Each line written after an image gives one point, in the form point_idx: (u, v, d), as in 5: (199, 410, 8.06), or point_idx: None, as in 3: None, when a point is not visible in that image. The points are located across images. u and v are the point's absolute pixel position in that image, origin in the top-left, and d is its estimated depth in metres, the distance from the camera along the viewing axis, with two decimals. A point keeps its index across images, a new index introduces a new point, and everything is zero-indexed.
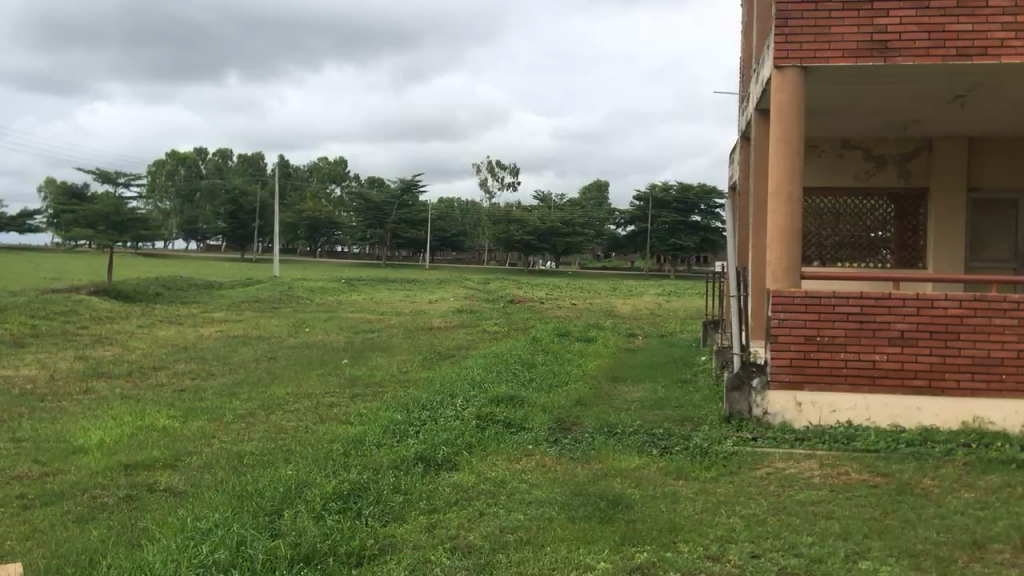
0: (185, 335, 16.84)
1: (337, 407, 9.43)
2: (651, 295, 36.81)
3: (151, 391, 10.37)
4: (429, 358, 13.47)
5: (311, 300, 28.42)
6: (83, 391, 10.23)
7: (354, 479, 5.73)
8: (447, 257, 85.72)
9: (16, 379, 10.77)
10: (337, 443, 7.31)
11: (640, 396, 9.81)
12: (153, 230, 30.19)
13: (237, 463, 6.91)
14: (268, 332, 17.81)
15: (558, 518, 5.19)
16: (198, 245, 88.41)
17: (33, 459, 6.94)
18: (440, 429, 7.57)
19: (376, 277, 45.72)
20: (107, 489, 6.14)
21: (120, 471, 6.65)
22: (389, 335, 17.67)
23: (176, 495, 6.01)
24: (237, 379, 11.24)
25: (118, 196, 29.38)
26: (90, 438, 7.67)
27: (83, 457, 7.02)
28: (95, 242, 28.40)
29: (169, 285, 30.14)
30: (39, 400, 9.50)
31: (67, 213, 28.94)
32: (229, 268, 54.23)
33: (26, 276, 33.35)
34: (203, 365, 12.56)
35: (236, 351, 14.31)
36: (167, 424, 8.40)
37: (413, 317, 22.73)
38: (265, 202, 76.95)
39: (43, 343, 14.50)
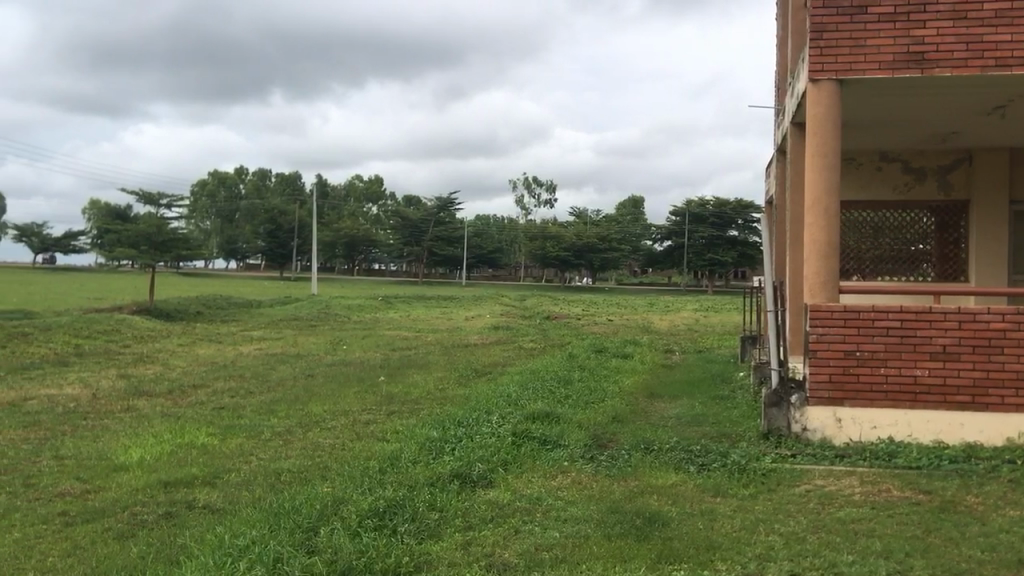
0: (224, 353, 17.11)
1: (374, 424, 9.50)
2: (689, 311, 36.36)
3: (192, 409, 10.51)
4: (466, 376, 13.51)
5: (350, 317, 28.68)
6: (125, 409, 10.38)
7: (389, 496, 5.75)
8: (484, 275, 85.75)
9: (59, 397, 11.00)
10: (374, 460, 7.34)
11: (676, 413, 9.73)
12: (195, 249, 30.60)
13: (275, 480, 6.97)
14: (305, 350, 17.95)
15: (594, 535, 5.16)
16: (238, 264, 89.57)
17: (76, 476, 7.07)
18: (477, 445, 7.60)
19: (411, 294, 46.03)
20: (147, 506, 6.22)
21: (160, 487, 6.75)
22: (426, 353, 17.71)
23: (215, 512, 6.08)
24: (276, 397, 11.36)
25: (161, 217, 29.80)
26: (132, 455, 7.79)
27: (125, 474, 7.12)
28: (138, 262, 28.89)
29: (211, 305, 30.52)
30: (83, 418, 9.68)
31: (111, 234, 29.45)
32: (269, 287, 54.52)
33: (72, 296, 33.99)
34: (241, 383, 12.70)
35: (275, 369, 14.43)
36: (206, 441, 8.50)
37: (449, 334, 22.73)
38: (304, 222, 77.75)
39: (86, 361, 14.80)
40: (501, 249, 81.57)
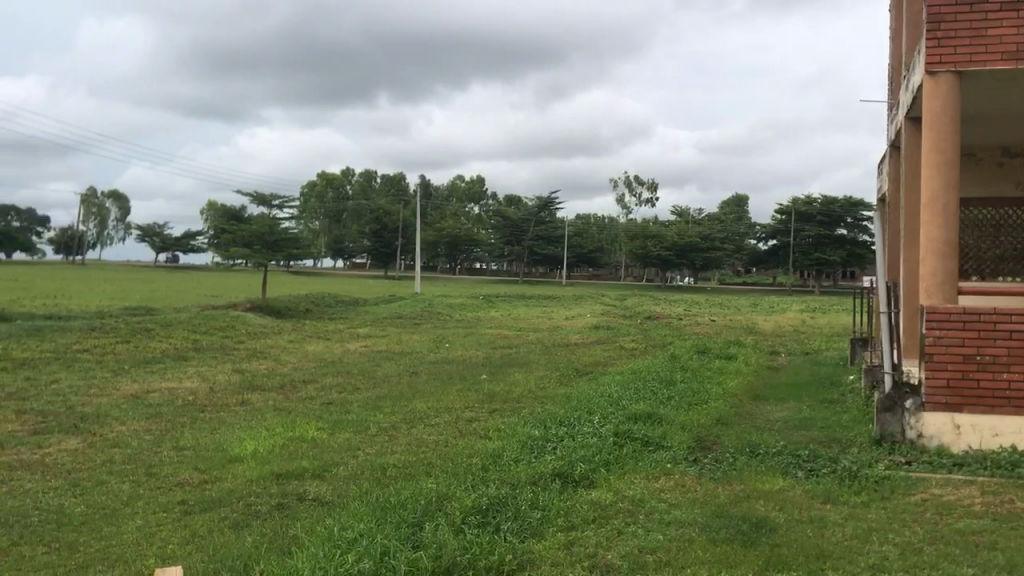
0: (332, 350, 17.57)
1: (477, 421, 9.58)
2: (796, 311, 35.43)
3: (302, 403, 10.82)
4: (568, 375, 13.48)
5: (452, 316, 29.01)
6: (240, 403, 10.76)
7: (492, 493, 5.80)
8: (585, 274, 85.53)
9: (178, 390, 11.47)
10: (477, 458, 7.41)
11: (783, 416, 9.50)
12: (304, 249, 31.49)
13: (381, 475, 7.11)
14: (409, 348, 18.23)
15: (699, 539, 5.08)
16: (345, 263, 91.81)
17: (195, 467, 7.37)
18: (579, 445, 7.58)
19: (512, 293, 46.31)
20: (261, 497, 6.43)
21: (272, 479, 6.97)
22: (527, 351, 17.75)
23: (324, 505, 6.25)
24: (381, 393, 11.58)
25: (273, 217, 30.77)
26: (246, 447, 8.07)
27: (240, 466, 7.39)
28: (251, 261, 29.92)
29: (319, 303, 31.37)
30: (200, 411, 10.08)
31: (226, 234, 30.59)
32: (375, 285, 55.67)
33: (190, 294, 35.46)
34: (348, 379, 13.00)
35: (381, 366, 14.71)
36: (316, 435, 8.74)
37: (550, 334, 22.77)
38: (408, 222, 79.09)
39: (203, 356, 15.39)
40: (602, 249, 81.23)
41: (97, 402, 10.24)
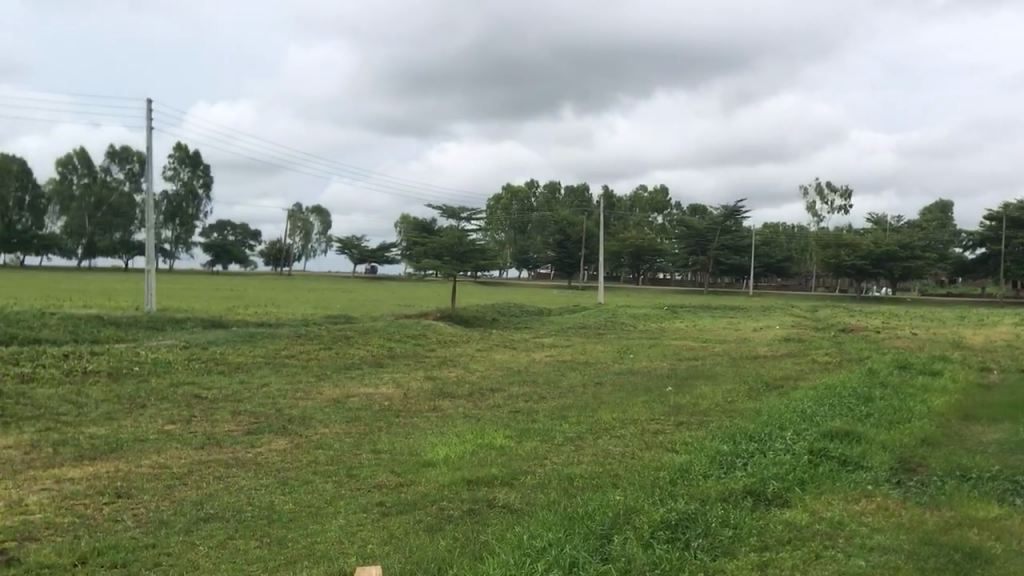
0: (518, 359, 17.83)
1: (663, 434, 9.44)
2: (1009, 325, 32.72)
3: (490, 411, 11.04)
4: (759, 389, 13.03)
5: (637, 326, 28.75)
6: (431, 409, 11.11)
7: (682, 508, 5.68)
8: (773, 285, 82.70)
9: (375, 396, 11.97)
10: (664, 471, 7.30)
11: (998, 438, 8.78)
12: (491, 260, 32.18)
13: (568, 485, 7.13)
14: (595, 358, 18.20)
15: (905, 567, 4.76)
16: (529, 274, 93.21)
17: (391, 470, 7.67)
18: (771, 462, 7.31)
19: (697, 304, 45.41)
20: (453, 502, 6.61)
21: (464, 485, 7.14)
22: (715, 364, 17.32)
23: (514, 512, 6.33)
24: (568, 403, 11.63)
25: (461, 230, 31.65)
26: (438, 452, 8.32)
27: (433, 470, 7.62)
28: (441, 272, 30.90)
29: (505, 312, 31.95)
30: (395, 416, 10.49)
31: (418, 246, 31.75)
32: (559, 295, 56.12)
33: (384, 303, 37.07)
34: (535, 388, 13.13)
35: (566, 376, 14.79)
36: (504, 443, 8.89)
37: (738, 345, 22.14)
38: (591, 233, 79.31)
39: (398, 363, 16.01)
40: (791, 258, 78.26)
41: (302, 405, 10.86)
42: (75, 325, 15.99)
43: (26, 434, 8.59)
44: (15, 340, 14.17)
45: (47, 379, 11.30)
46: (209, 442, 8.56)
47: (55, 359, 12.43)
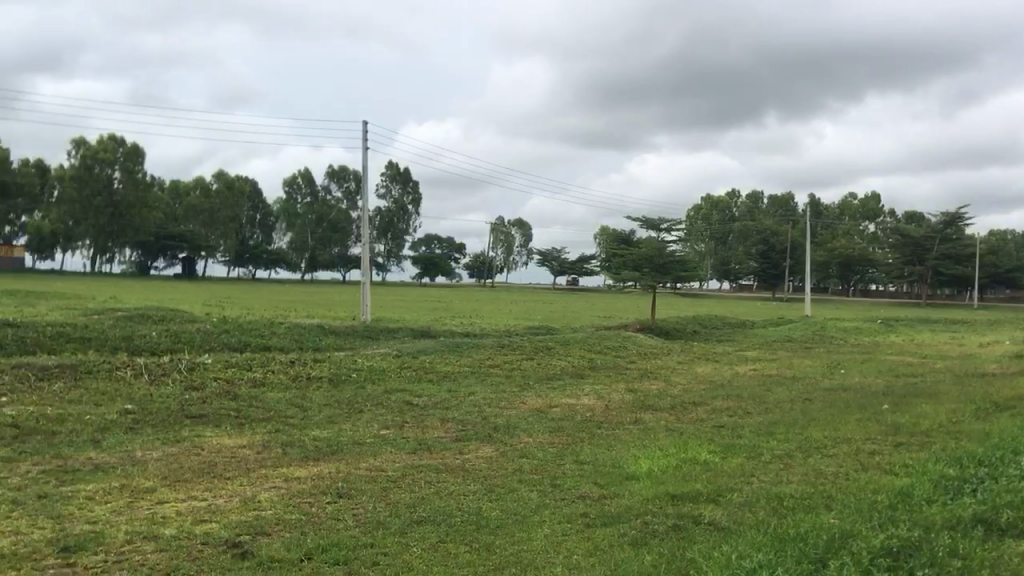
0: (721, 372, 17.40)
1: (879, 455, 8.91)
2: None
3: (693, 425, 10.84)
4: (988, 409, 12.03)
5: (848, 340, 27.31)
6: (633, 421, 11.06)
7: (903, 535, 5.34)
8: (1002, 296, 76.28)
9: (577, 406, 12.05)
10: (883, 494, 6.89)
11: None
12: (692, 271, 31.63)
13: (777, 504, 6.88)
14: (803, 373, 17.46)
15: None
16: (731, 285, 90.91)
17: (594, 481, 7.69)
18: (1005, 489, 6.73)
19: (916, 316, 42.57)
20: (658, 517, 6.53)
21: (667, 499, 7.06)
22: (936, 381, 16.15)
23: (720, 530, 6.18)
24: (774, 419, 11.21)
25: (661, 241, 31.33)
26: (641, 465, 8.25)
27: (636, 484, 7.58)
28: (641, 284, 30.72)
29: (706, 324, 31.30)
30: (597, 427, 10.51)
31: (617, 258, 31.73)
32: (763, 307, 54.30)
33: (584, 314, 37.27)
34: (739, 403, 12.76)
35: (772, 390, 14.28)
36: (708, 458, 8.70)
37: (964, 362, 20.55)
38: (797, 243, 76.32)
39: (599, 374, 16.03)
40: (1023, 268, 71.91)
41: (507, 414, 11.10)
42: (299, 334, 17.15)
43: (259, 435, 9.30)
44: (248, 347, 15.38)
45: (275, 384, 12.17)
46: (420, 448, 8.92)
47: (282, 365, 13.37)
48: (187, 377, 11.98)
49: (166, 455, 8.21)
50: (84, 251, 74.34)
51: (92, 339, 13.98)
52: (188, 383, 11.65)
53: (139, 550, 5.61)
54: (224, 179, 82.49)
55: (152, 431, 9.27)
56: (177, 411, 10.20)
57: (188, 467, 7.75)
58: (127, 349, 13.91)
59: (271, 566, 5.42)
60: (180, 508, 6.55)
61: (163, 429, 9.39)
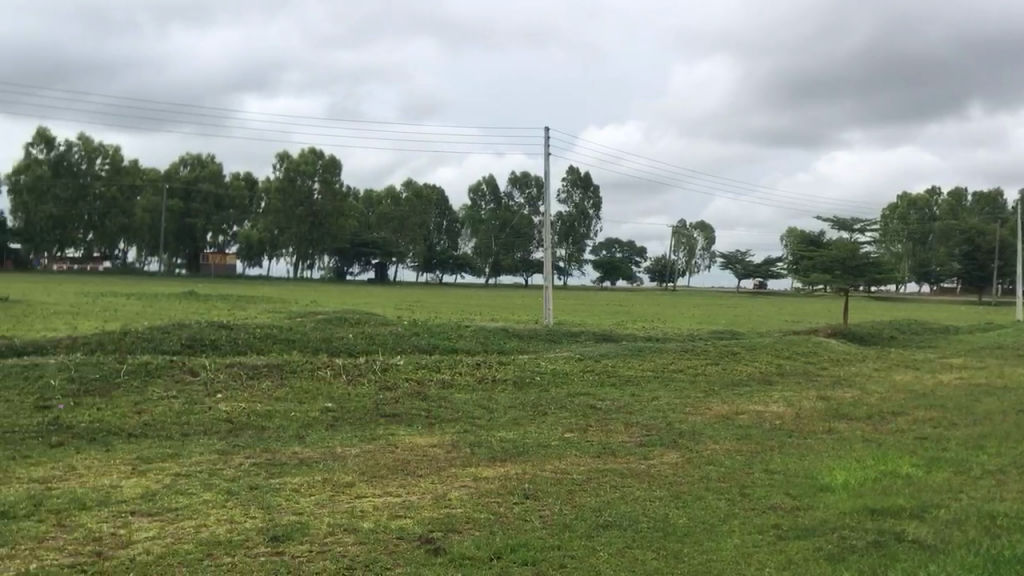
0: (924, 380, 16.34)
1: None
2: None
3: (893, 436, 10.23)
4: None
5: None
6: (826, 430, 10.57)
7: None
8: None
9: (765, 414, 11.66)
10: None
11: None
12: (888, 273, 29.93)
13: (991, 523, 6.38)
14: (1017, 383, 16.09)
15: None
16: (931, 287, 85.36)
17: (786, 492, 7.41)
18: None
19: None
20: (856, 532, 6.22)
21: (867, 514, 6.70)
22: None
23: (926, 549, 5.81)
24: (984, 432, 10.41)
25: (854, 242, 29.84)
26: (836, 477, 7.88)
27: (832, 496, 7.24)
28: (832, 286, 29.39)
29: (905, 329, 29.51)
30: (788, 436, 10.13)
31: (806, 260, 30.51)
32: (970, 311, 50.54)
33: (771, 318, 36.04)
34: (944, 414, 11.93)
35: (982, 401, 13.26)
36: (910, 471, 8.19)
37: None
38: (1007, 242, 70.67)
39: (788, 381, 15.43)
40: None
41: (692, 420, 10.89)
42: (485, 337, 17.56)
43: (448, 434, 9.59)
44: (437, 349, 15.89)
45: (463, 385, 12.52)
46: (605, 452, 8.92)
47: (469, 367, 13.74)
48: (381, 377, 12.53)
49: (363, 452, 8.61)
50: (287, 258, 79.39)
51: (296, 341, 14.88)
52: (382, 383, 12.18)
53: (341, 542, 5.90)
54: (414, 188, 86.13)
55: (350, 428, 9.76)
56: (372, 410, 10.68)
57: (383, 464, 8.09)
58: (327, 350, 14.72)
59: (462, 563, 5.56)
60: (377, 503, 6.84)
61: (359, 427, 9.85)
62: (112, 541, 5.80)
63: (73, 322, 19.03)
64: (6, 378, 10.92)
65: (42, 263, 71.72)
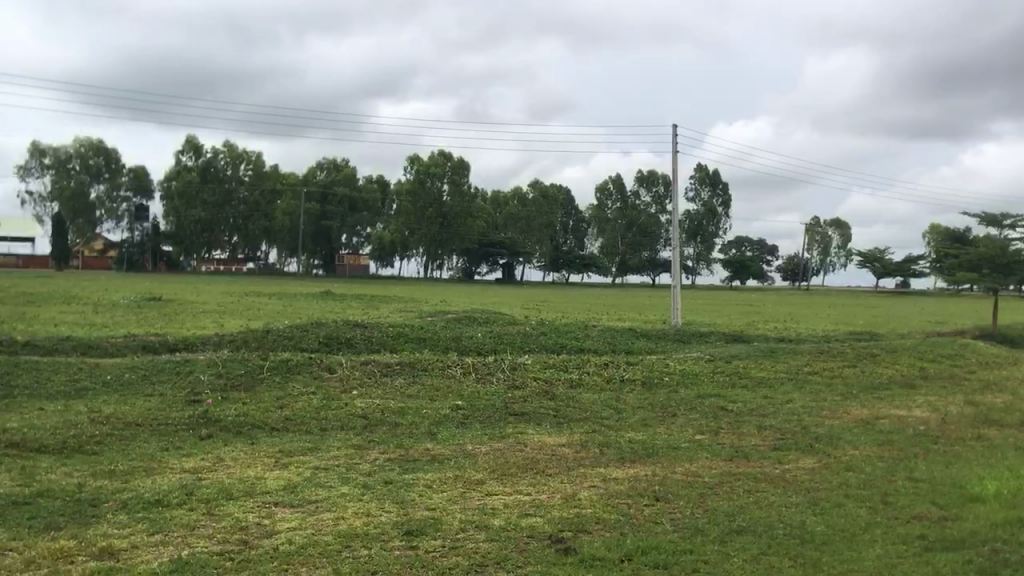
0: None
1: None
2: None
3: None
4: None
5: None
6: (976, 437, 10.00)
7: None
8: None
9: (908, 419, 11.13)
10: None
11: None
12: None
13: None
14: None
15: None
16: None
17: (931, 501, 7.05)
18: None
19: None
20: (1009, 545, 5.87)
21: (1021, 526, 6.30)
22: None
23: None
24: None
25: (1004, 238, 28.17)
26: (987, 486, 7.44)
27: (982, 506, 6.84)
28: (980, 286, 27.83)
29: None
30: (933, 442, 9.64)
31: (951, 258, 29.00)
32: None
33: (914, 319, 34.40)
34: None
35: None
36: None
37: None
38: None
39: (933, 385, 14.68)
40: None
41: (829, 424, 10.51)
42: (612, 337, 17.47)
43: (577, 434, 9.58)
44: (565, 349, 15.90)
45: (591, 385, 12.49)
46: (737, 455, 8.72)
47: (597, 367, 13.69)
48: (510, 376, 12.65)
49: (493, 450, 8.71)
50: (417, 258, 81.25)
51: (427, 340, 15.18)
52: (510, 382, 12.29)
53: (472, 539, 5.97)
54: (540, 188, 86.60)
55: (479, 426, 9.88)
56: (501, 408, 10.78)
57: (513, 463, 8.16)
58: (457, 349, 14.95)
59: (591, 564, 5.53)
60: (507, 500, 6.91)
61: (489, 425, 9.97)
62: (256, 530, 6.05)
63: (220, 320, 19.98)
64: (160, 373, 11.60)
65: (190, 265, 75.76)
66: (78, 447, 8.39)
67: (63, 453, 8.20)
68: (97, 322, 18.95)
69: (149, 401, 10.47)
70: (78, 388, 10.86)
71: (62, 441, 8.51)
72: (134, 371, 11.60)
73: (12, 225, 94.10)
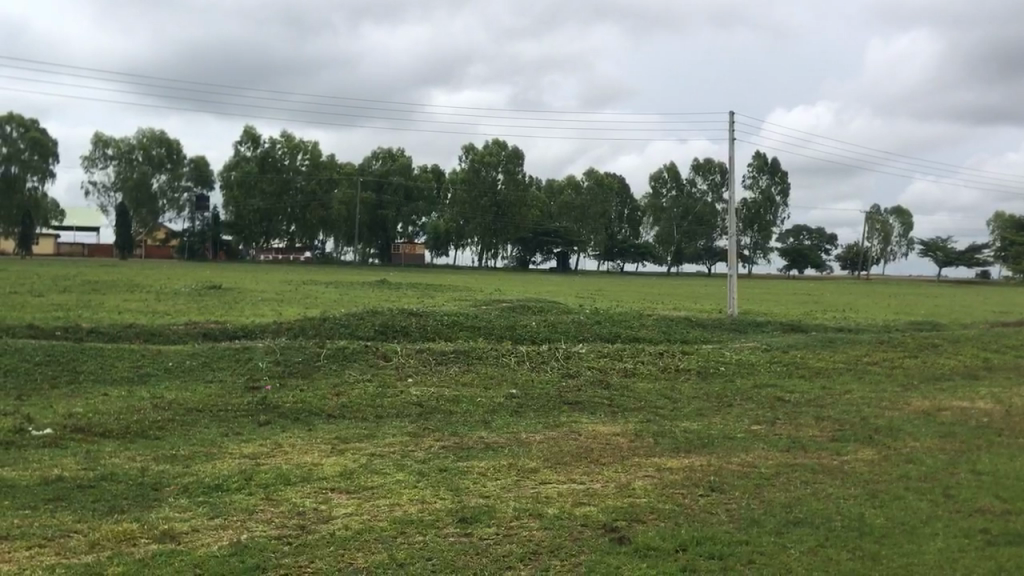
0: None
1: None
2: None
3: None
4: None
5: None
6: None
7: None
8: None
9: (971, 411, 10.85)
10: None
11: None
12: None
13: None
14: None
15: None
16: None
17: (996, 494, 6.87)
18: None
19: None
20: None
21: None
22: None
23: None
24: None
25: None
26: None
27: None
28: None
29: None
30: (998, 434, 9.39)
31: None
32: None
33: (982, 309, 33.35)
34: None
35: None
36: None
37: None
38: None
39: (996, 376, 14.28)
40: None
41: (888, 416, 10.30)
42: (667, 326, 17.33)
43: (631, 423, 9.53)
44: (619, 338, 15.81)
45: (646, 374, 12.42)
46: (794, 446, 8.58)
47: (651, 356, 13.59)
48: (563, 364, 12.64)
49: (547, 439, 8.70)
50: (472, 246, 81.57)
51: (481, 328, 15.22)
52: (564, 372, 12.27)
53: (527, 527, 5.99)
54: (595, 176, 86.30)
55: (533, 415, 9.89)
56: (555, 397, 10.77)
57: (566, 452, 8.15)
58: (512, 338, 14.98)
59: (646, 553, 5.52)
60: (561, 489, 6.90)
61: (543, 414, 9.96)
62: (313, 515, 6.14)
63: (279, 308, 20.31)
64: (220, 360, 11.84)
65: (250, 253, 77.27)
66: (141, 432, 8.60)
67: (128, 438, 8.42)
68: (161, 309, 19.38)
69: (211, 386, 10.70)
70: (142, 373, 11.13)
71: (126, 426, 8.73)
72: (195, 358, 11.86)
73: (79, 216, 96.73)
